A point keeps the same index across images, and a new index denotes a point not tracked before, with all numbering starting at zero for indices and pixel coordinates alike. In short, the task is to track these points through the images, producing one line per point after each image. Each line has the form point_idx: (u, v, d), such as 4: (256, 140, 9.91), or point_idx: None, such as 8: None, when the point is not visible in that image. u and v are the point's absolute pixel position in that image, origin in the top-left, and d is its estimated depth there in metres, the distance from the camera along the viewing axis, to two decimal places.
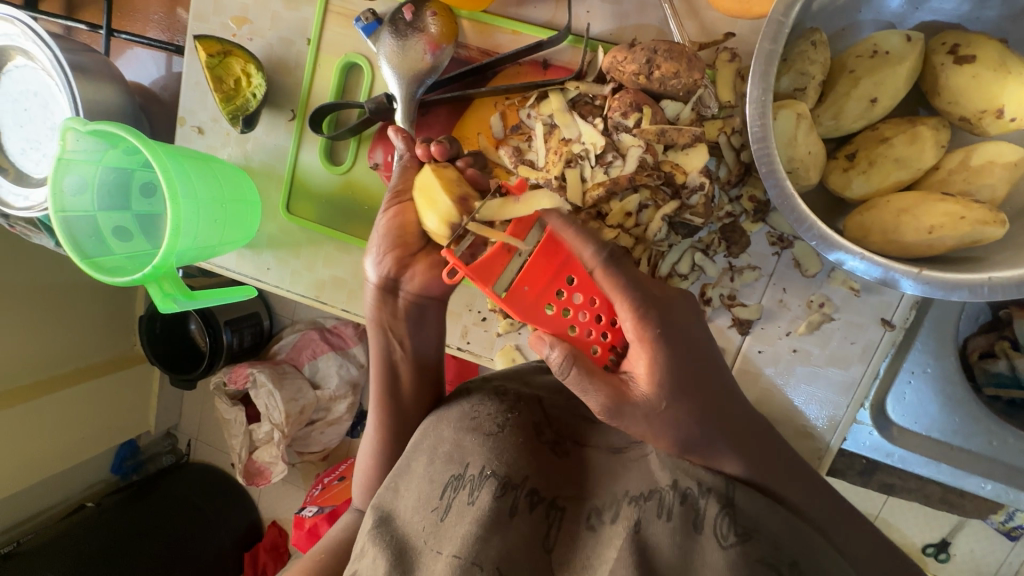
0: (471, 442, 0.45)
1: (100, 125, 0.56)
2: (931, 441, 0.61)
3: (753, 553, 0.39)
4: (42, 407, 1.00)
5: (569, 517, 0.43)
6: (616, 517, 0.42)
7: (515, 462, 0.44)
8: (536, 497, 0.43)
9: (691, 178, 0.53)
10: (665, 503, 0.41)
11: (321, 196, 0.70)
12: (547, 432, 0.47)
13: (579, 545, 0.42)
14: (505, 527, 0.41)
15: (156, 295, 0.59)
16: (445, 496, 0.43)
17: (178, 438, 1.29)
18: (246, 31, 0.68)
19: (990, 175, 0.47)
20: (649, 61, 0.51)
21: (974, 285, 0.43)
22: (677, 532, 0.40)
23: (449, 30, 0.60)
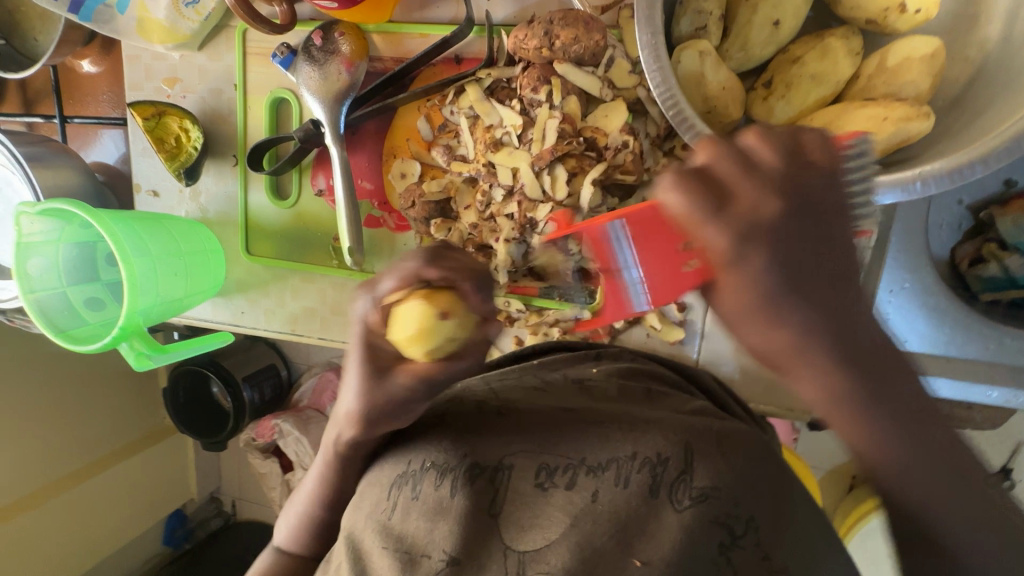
0: (413, 439, 0.43)
1: (50, 204, 0.59)
2: (925, 357, 0.59)
3: (708, 513, 0.38)
4: (83, 493, 1.03)
5: (516, 475, 0.40)
6: (572, 483, 0.40)
7: (455, 444, 0.42)
8: (478, 469, 0.40)
9: (612, 138, 0.53)
10: (622, 471, 0.40)
11: (275, 231, 0.71)
12: (489, 406, 0.45)
13: (525, 507, 0.39)
14: (448, 510, 0.39)
15: (129, 355, 0.60)
16: (391, 496, 0.41)
17: (223, 501, 1.30)
18: (179, 90, 0.70)
19: (908, 71, 0.45)
20: (547, 33, 0.51)
21: (907, 183, 0.41)
22: (633, 494, 0.39)
23: (360, 47, 0.61)
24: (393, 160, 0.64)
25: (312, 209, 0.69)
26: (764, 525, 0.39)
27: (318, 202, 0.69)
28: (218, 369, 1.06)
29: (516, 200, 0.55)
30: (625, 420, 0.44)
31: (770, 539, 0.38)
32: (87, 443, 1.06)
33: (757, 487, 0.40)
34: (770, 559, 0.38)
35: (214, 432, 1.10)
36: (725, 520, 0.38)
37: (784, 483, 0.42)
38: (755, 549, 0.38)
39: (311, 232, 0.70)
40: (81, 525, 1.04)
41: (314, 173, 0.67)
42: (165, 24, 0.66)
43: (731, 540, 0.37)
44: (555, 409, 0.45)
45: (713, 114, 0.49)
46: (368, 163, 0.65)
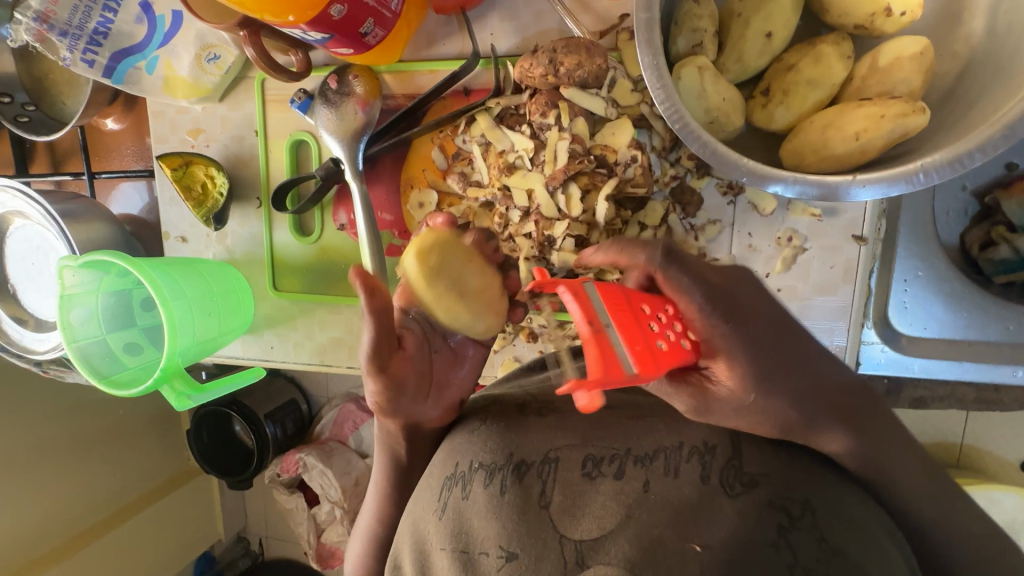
0: (462, 441, 0.50)
1: (90, 257, 0.63)
2: (944, 342, 0.60)
3: (760, 498, 0.40)
4: (117, 539, 1.05)
5: (562, 467, 0.44)
6: (619, 472, 0.42)
7: (501, 445, 0.47)
8: (525, 466, 0.45)
9: (621, 153, 0.55)
10: (670, 461, 0.42)
11: (301, 267, 0.74)
12: (531, 407, 0.51)
13: (575, 496, 0.42)
14: (501, 506, 0.43)
15: (171, 396, 0.63)
16: (447, 496, 0.46)
17: (249, 540, 1.31)
18: (203, 140, 0.74)
19: (901, 70, 0.48)
20: (551, 61, 0.54)
21: (908, 175, 0.43)
22: (685, 483, 0.41)
23: (373, 86, 0.65)
24: (411, 191, 0.67)
25: (334, 243, 0.72)
26: (821, 509, 0.40)
27: (341, 236, 0.71)
28: (242, 409, 1.08)
29: (534, 219, 0.57)
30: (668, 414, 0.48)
31: (828, 526, 0.39)
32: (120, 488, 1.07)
33: (794, 465, 0.43)
34: (831, 542, 0.38)
35: (239, 469, 1.10)
36: (782, 502, 0.39)
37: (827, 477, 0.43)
38: (814, 532, 0.38)
39: (334, 264, 0.73)
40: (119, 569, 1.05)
41: (336, 209, 0.70)
42: (189, 79, 0.68)
43: (789, 521, 0.38)
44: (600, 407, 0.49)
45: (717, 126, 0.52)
46: (387, 195, 0.68)
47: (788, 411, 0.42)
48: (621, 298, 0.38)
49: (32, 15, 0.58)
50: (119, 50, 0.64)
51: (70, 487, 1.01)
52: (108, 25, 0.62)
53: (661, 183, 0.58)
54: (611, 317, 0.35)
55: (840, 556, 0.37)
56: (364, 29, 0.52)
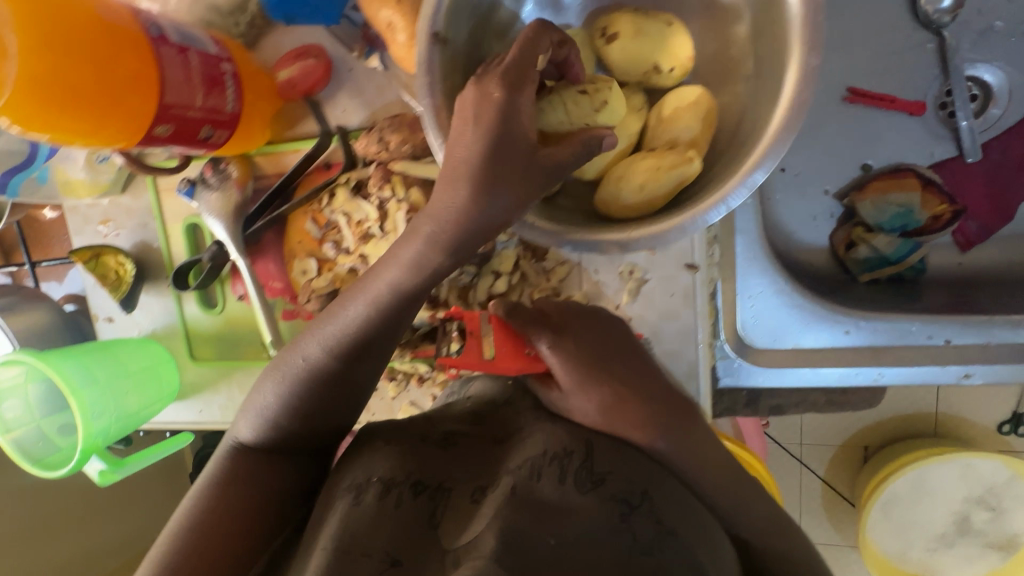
0: (366, 459, 0.49)
1: (10, 355, 0.69)
2: (790, 351, 0.64)
3: (607, 492, 0.47)
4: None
5: (454, 494, 0.46)
6: (497, 484, 0.46)
7: (399, 464, 0.48)
8: (421, 486, 0.47)
9: None
10: (536, 466, 0.47)
11: (213, 337, 0.79)
12: (433, 434, 0.53)
13: (459, 511, 0.45)
14: (390, 516, 0.44)
15: (95, 473, 0.69)
16: (335, 507, 0.46)
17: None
18: (113, 228, 0.80)
19: (680, 119, 0.51)
20: (381, 139, 0.59)
21: (698, 216, 0.47)
22: (547, 484, 0.46)
23: (246, 170, 0.71)
24: (294, 260, 0.72)
25: (236, 312, 0.77)
26: (654, 497, 0.48)
27: (240, 305, 0.77)
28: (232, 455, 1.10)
29: None
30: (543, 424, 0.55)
31: (664, 510, 0.47)
32: None
33: (645, 464, 0.51)
34: (665, 523, 0.46)
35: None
36: (623, 495, 0.47)
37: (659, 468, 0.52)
38: (652, 515, 0.46)
39: (240, 332, 0.78)
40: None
41: (233, 281, 0.76)
42: (86, 180, 0.75)
43: (629, 509, 0.46)
44: (489, 436, 0.54)
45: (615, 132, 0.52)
46: (275, 266, 0.73)
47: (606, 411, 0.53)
48: (510, 335, 0.55)
49: None
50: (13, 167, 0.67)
51: None
52: None
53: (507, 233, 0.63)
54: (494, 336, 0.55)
55: (671, 534, 0.46)
56: (203, 134, 0.56)
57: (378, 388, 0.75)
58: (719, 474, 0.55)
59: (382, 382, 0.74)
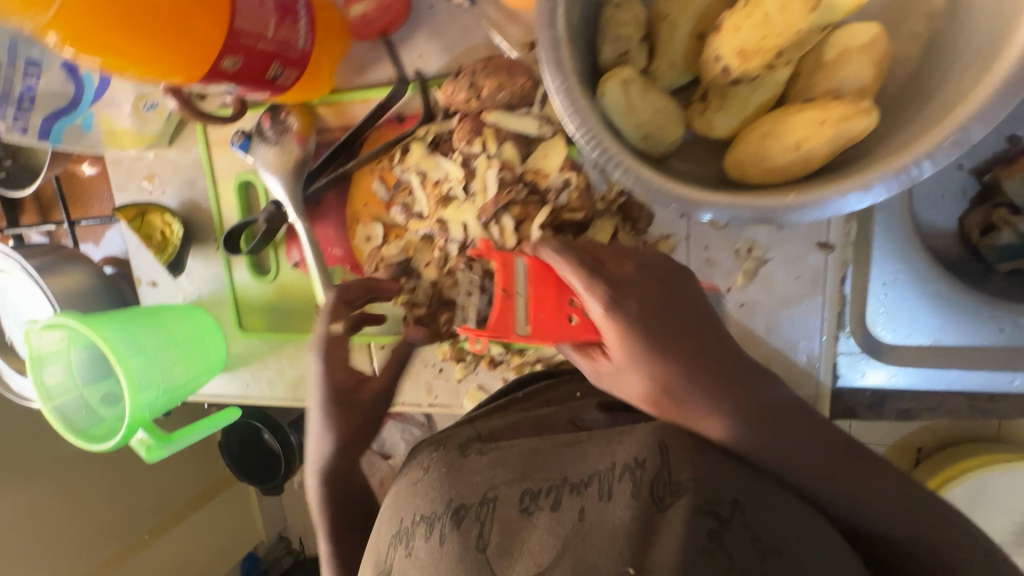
0: (404, 496, 0.47)
1: (54, 318, 0.64)
2: (930, 350, 0.55)
3: (694, 506, 0.36)
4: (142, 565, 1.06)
5: (501, 505, 0.42)
6: (555, 503, 0.40)
7: (440, 492, 0.45)
8: (462, 511, 0.43)
9: (553, 178, 0.52)
10: (603, 484, 0.39)
11: (263, 306, 0.74)
12: (469, 446, 0.49)
13: (512, 535, 0.40)
14: (443, 554, 0.41)
15: (140, 448, 0.64)
16: (393, 551, 0.44)
17: (290, 539, 1.33)
18: (159, 185, 0.74)
19: (847, 64, 0.42)
20: (472, 85, 0.51)
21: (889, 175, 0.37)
22: (618, 504, 0.38)
23: (308, 122, 0.63)
24: (356, 225, 0.65)
25: (291, 280, 0.71)
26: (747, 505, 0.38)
27: (296, 274, 0.71)
28: (268, 419, 1.09)
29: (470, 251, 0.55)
30: (607, 436, 0.44)
31: (757, 521, 0.37)
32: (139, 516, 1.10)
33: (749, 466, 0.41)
34: (762, 541, 0.36)
35: (270, 476, 1.11)
36: (710, 507, 0.36)
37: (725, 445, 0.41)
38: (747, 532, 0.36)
39: (293, 303, 0.72)
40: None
41: (288, 247, 0.69)
42: (132, 130, 0.68)
43: (721, 526, 0.36)
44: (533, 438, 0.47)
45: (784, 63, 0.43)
46: (335, 231, 0.66)
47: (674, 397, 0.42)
48: (552, 280, 0.45)
49: None
50: (51, 112, 0.61)
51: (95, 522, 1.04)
52: (35, 90, 0.59)
53: (607, 201, 0.54)
54: (533, 289, 0.45)
55: (772, 555, 0.36)
56: (272, 73, 0.49)
57: (443, 368, 0.69)
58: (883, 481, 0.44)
59: (448, 363, 0.68)
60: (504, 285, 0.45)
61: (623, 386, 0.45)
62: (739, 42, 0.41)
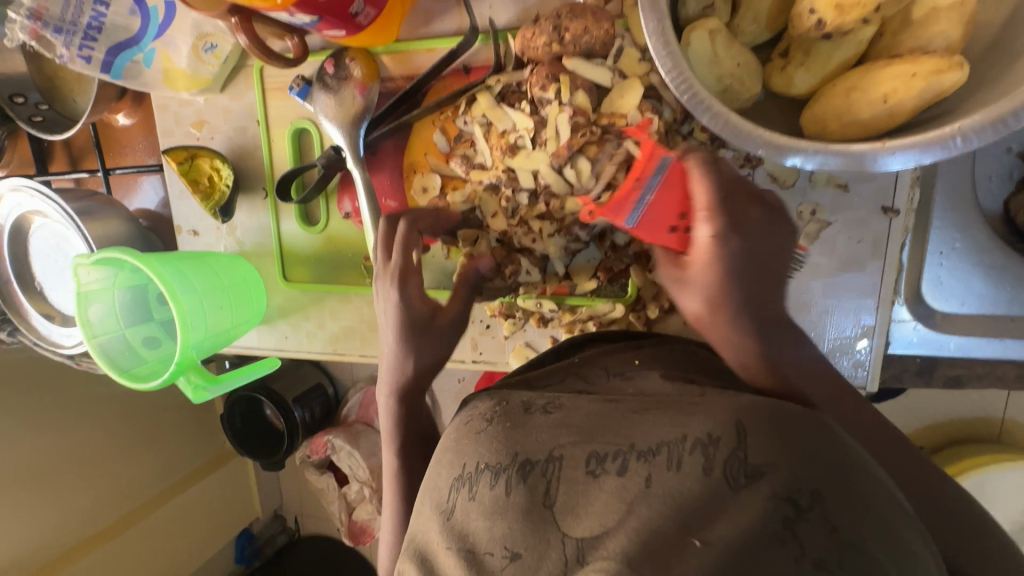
0: (466, 442, 0.45)
1: (104, 254, 0.63)
2: (980, 318, 0.57)
3: (768, 491, 0.33)
4: (154, 524, 1.07)
5: (567, 465, 0.39)
6: (622, 468, 0.37)
7: (504, 444, 0.42)
8: (529, 466, 0.40)
9: (630, 119, 0.53)
10: (672, 453, 0.36)
11: (310, 257, 0.74)
12: (535, 404, 0.45)
13: (575, 493, 0.37)
14: (503, 509, 0.38)
15: (188, 388, 0.64)
16: (451, 499, 0.42)
17: (285, 517, 1.34)
18: (207, 131, 0.73)
19: (938, 23, 0.43)
20: (556, 28, 0.52)
21: (978, 123, 0.38)
22: (687, 477, 0.35)
23: (371, 69, 0.63)
24: (413, 176, 0.65)
25: (341, 232, 0.71)
26: (833, 500, 0.34)
27: (347, 225, 0.71)
28: (271, 394, 1.09)
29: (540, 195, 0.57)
30: (679, 406, 0.41)
31: (841, 516, 0.33)
32: (155, 474, 1.10)
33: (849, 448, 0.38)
34: (843, 535, 0.33)
35: (269, 452, 1.11)
36: (789, 493, 0.33)
37: (813, 415, 0.39)
38: (824, 523, 0.33)
39: (342, 254, 0.72)
40: (165, 549, 1.09)
41: (340, 197, 0.69)
42: (188, 71, 0.67)
43: (796, 513, 0.33)
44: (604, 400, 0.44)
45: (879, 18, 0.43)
46: (391, 181, 0.66)
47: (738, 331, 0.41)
48: (674, 186, 0.44)
49: (26, 13, 0.58)
50: (115, 44, 0.63)
51: (111, 477, 1.03)
52: (102, 19, 0.61)
53: None
54: (659, 189, 0.45)
55: (855, 551, 0.32)
56: (354, 8, 0.51)
57: (490, 325, 0.69)
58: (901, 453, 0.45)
59: (496, 319, 0.68)
60: (640, 173, 0.48)
61: (680, 299, 0.42)
62: None
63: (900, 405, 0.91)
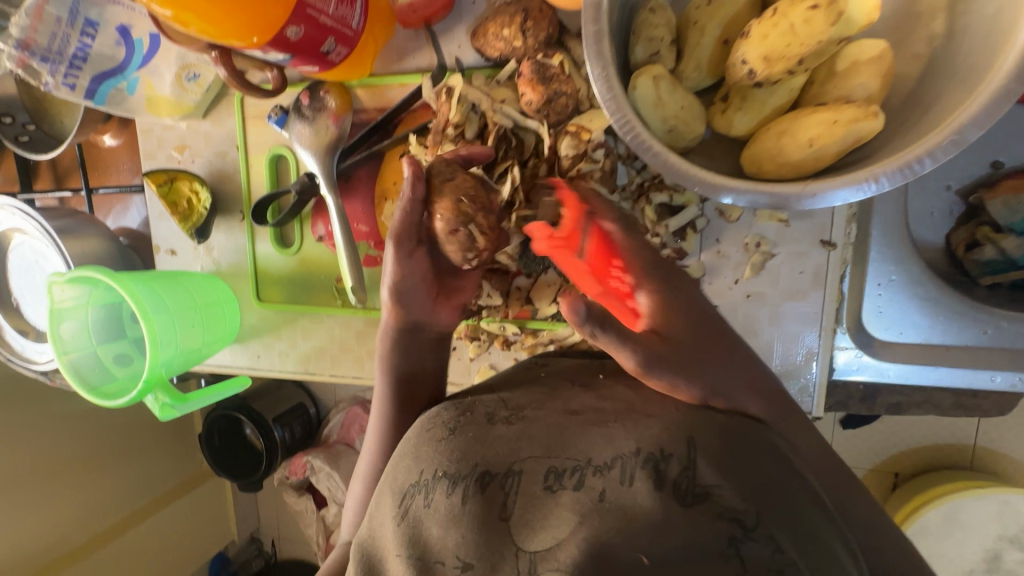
0: (426, 450, 0.45)
1: (77, 273, 0.65)
2: (916, 347, 0.60)
3: (712, 510, 0.36)
4: (123, 544, 1.05)
5: (526, 480, 0.40)
6: (578, 483, 0.39)
7: (464, 456, 0.43)
8: (489, 477, 0.41)
9: (596, 134, 0.54)
10: (625, 467, 0.38)
11: (283, 278, 0.76)
12: (499, 413, 0.47)
13: (533, 509, 0.39)
14: (459, 518, 0.40)
15: (155, 405, 0.65)
16: (404, 504, 0.43)
17: (262, 540, 1.33)
18: (188, 155, 0.76)
19: (857, 75, 0.47)
20: (518, 32, 0.55)
21: (907, 164, 0.41)
22: (639, 491, 0.37)
23: (345, 101, 0.66)
24: (384, 203, 0.68)
25: (314, 254, 0.73)
26: (775, 521, 0.37)
27: (320, 247, 0.73)
28: (251, 412, 1.09)
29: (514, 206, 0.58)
30: (632, 415, 0.43)
31: (782, 536, 0.37)
32: (126, 493, 1.09)
33: (789, 474, 0.42)
34: (786, 557, 0.36)
35: (248, 472, 1.11)
36: (734, 514, 0.36)
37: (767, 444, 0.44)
38: (768, 544, 0.36)
39: (315, 276, 0.74)
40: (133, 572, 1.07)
41: (314, 221, 0.72)
42: (171, 98, 0.70)
43: (742, 534, 0.36)
44: (562, 410, 0.46)
45: (805, 69, 0.46)
46: (363, 207, 0.69)
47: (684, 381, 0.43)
48: (603, 248, 0.52)
49: (13, 43, 0.58)
50: (101, 73, 0.65)
51: (82, 497, 1.02)
52: (88, 49, 0.63)
53: (626, 190, 0.58)
54: (585, 236, 0.54)
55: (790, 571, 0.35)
56: (326, 47, 0.54)
57: (457, 347, 0.71)
58: (832, 470, 0.51)
59: (462, 342, 0.70)
60: (566, 216, 0.55)
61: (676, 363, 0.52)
62: (764, 48, 0.45)
63: (866, 431, 0.93)
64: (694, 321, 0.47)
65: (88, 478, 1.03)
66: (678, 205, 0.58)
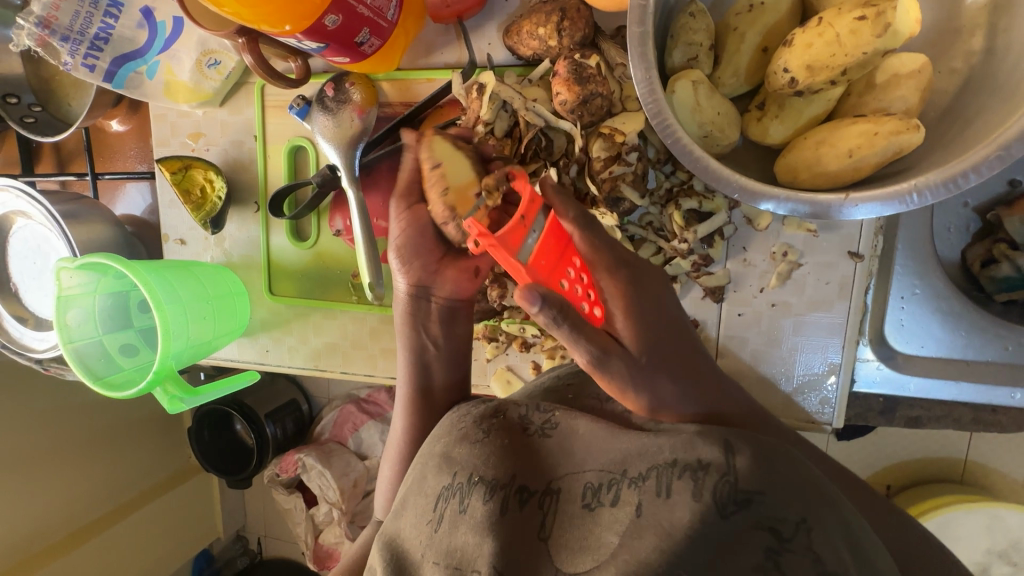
0: (460, 451, 0.46)
1: (87, 259, 0.63)
2: (937, 362, 0.60)
3: (750, 518, 0.36)
4: (110, 539, 1.03)
5: (564, 499, 0.42)
6: (616, 499, 0.40)
7: (503, 464, 0.44)
8: (527, 493, 0.42)
9: (630, 137, 0.54)
10: (663, 481, 0.38)
11: (297, 272, 0.74)
12: (533, 422, 0.48)
13: (573, 527, 0.40)
14: (496, 527, 0.40)
15: (164, 398, 0.63)
16: (438, 507, 0.44)
17: (248, 539, 1.31)
18: (203, 143, 0.74)
19: (897, 88, 0.47)
20: (553, 30, 0.55)
21: (955, 176, 0.41)
22: (676, 505, 0.37)
23: (370, 94, 0.65)
24: None
25: (330, 248, 0.72)
26: (822, 527, 0.37)
27: (337, 242, 0.72)
28: (243, 408, 1.07)
29: None
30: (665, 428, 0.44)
31: (825, 544, 0.36)
32: (117, 486, 1.06)
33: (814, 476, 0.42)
34: (826, 566, 0.35)
35: (239, 468, 1.09)
36: (771, 522, 0.36)
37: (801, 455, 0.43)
38: (810, 553, 0.36)
39: (330, 271, 0.73)
40: (120, 566, 1.04)
41: (332, 215, 0.71)
42: (189, 84, 0.68)
43: (779, 543, 0.36)
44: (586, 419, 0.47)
45: (847, 79, 0.46)
46: (383, 202, 0.68)
47: (632, 389, 0.47)
48: (557, 244, 0.49)
49: (35, 19, 0.59)
50: (120, 55, 0.64)
51: (72, 488, 0.99)
52: (110, 30, 0.63)
53: (656, 194, 0.58)
54: (542, 232, 0.48)
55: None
56: (360, 38, 0.53)
57: (473, 347, 0.70)
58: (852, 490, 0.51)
59: (480, 342, 0.69)
60: (525, 211, 0.46)
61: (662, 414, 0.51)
62: (808, 56, 0.45)
63: (866, 443, 0.94)
64: (659, 329, 0.49)
65: (78, 471, 1.00)
66: (707, 211, 0.57)
